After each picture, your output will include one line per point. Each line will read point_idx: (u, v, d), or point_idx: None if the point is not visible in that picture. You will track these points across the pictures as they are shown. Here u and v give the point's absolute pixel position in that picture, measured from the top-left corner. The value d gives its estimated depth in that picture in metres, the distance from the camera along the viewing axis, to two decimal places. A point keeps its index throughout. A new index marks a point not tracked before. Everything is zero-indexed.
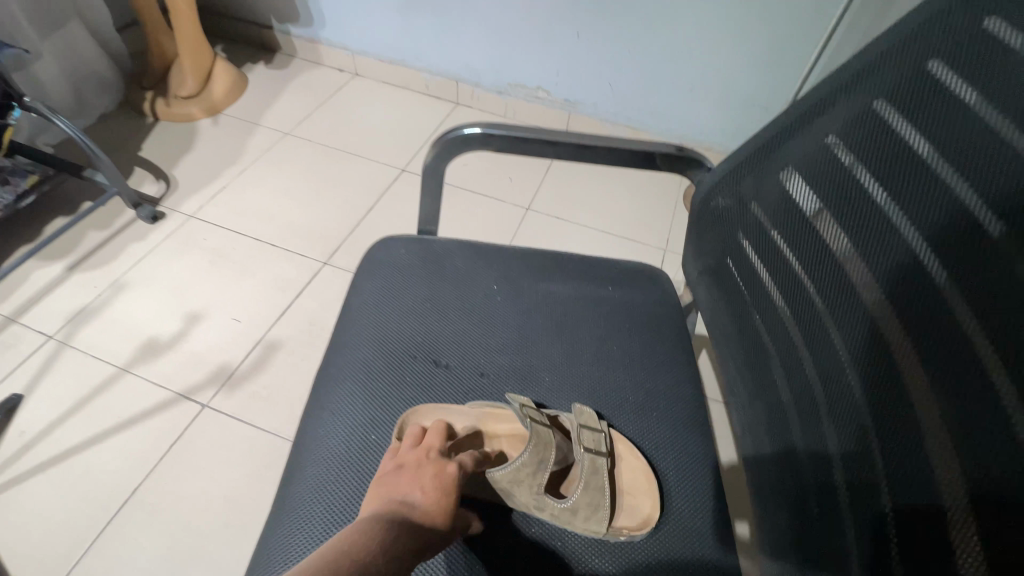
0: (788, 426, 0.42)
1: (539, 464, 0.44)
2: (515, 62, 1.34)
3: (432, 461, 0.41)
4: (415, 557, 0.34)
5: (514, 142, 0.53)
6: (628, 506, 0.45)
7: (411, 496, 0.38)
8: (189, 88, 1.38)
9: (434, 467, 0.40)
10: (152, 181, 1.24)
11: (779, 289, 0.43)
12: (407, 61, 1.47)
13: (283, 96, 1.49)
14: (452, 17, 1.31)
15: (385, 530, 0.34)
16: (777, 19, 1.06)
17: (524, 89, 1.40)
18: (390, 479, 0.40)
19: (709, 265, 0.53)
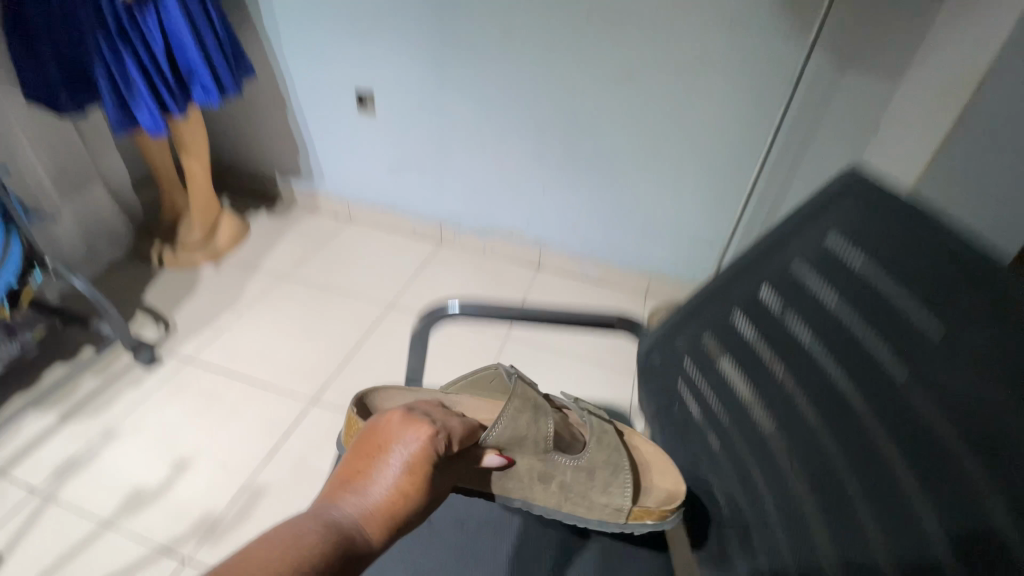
0: (754, 545, 0.51)
1: (539, 417, 0.53)
2: (493, 208, 1.52)
3: (405, 435, 0.42)
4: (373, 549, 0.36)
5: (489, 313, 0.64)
6: (654, 488, 0.59)
7: (375, 476, 0.39)
8: (196, 237, 1.52)
9: (407, 442, 0.41)
10: (153, 326, 1.33)
11: (726, 427, 0.55)
12: (396, 209, 1.65)
13: (281, 241, 1.63)
14: (436, 175, 1.51)
15: (334, 528, 0.35)
16: (712, 176, 1.25)
17: (501, 230, 1.56)
18: (364, 448, 0.41)
19: (660, 407, 0.63)
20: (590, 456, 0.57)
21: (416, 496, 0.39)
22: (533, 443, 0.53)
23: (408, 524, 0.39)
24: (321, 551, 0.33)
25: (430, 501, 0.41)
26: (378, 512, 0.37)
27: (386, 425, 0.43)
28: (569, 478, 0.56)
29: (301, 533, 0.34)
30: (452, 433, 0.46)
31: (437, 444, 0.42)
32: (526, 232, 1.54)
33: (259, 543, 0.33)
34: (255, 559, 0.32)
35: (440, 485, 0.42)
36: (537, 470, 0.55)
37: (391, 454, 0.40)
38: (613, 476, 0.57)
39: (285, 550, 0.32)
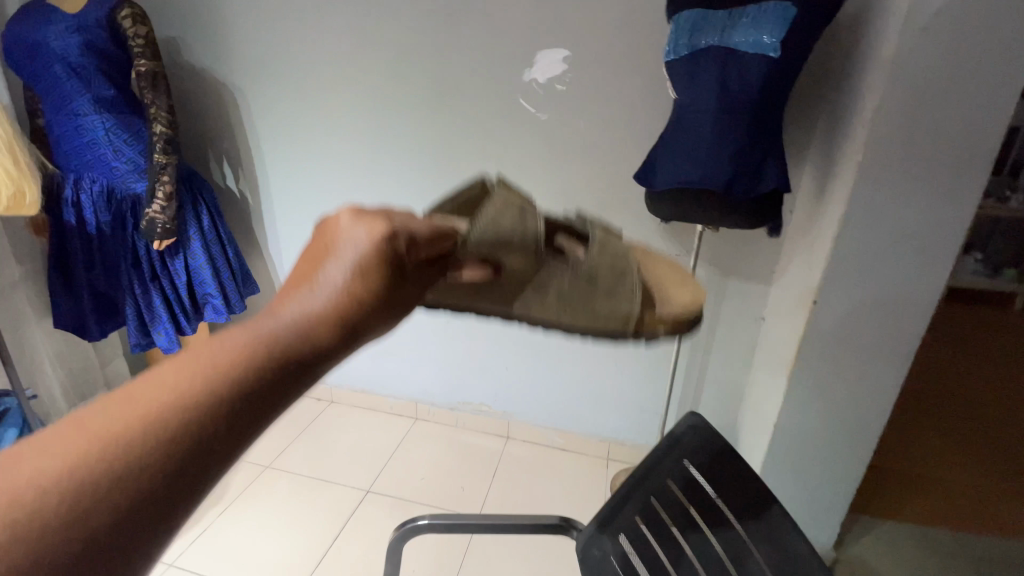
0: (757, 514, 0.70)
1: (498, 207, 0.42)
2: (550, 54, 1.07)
3: (352, 222, 0.29)
4: (356, 339, 0.26)
5: None
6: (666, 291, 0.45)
7: (317, 279, 0.26)
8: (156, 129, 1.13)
9: (352, 229, 0.28)
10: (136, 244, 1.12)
11: (731, 470, 0.74)
12: (401, 58, 1.20)
13: (275, 133, 1.37)
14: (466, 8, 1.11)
15: (271, 351, 0.23)
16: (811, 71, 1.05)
17: (556, 94, 1.14)
18: (305, 248, 0.29)
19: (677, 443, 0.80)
20: (591, 259, 0.45)
21: (356, 288, 0.27)
22: (505, 240, 0.42)
23: (363, 330, 0.27)
24: (207, 381, 0.21)
25: (385, 299, 0.28)
26: (312, 327, 0.25)
27: (334, 221, 0.29)
28: (554, 289, 0.45)
29: (188, 367, 0.22)
30: (426, 232, 0.32)
31: (371, 264, 0.28)
32: (588, 100, 1.13)
33: (132, 382, 0.21)
34: (19, 452, 0.19)
35: (408, 284, 0.30)
36: (530, 277, 0.45)
37: (333, 247, 0.28)
38: (618, 279, 0.44)
39: (156, 397, 0.21)
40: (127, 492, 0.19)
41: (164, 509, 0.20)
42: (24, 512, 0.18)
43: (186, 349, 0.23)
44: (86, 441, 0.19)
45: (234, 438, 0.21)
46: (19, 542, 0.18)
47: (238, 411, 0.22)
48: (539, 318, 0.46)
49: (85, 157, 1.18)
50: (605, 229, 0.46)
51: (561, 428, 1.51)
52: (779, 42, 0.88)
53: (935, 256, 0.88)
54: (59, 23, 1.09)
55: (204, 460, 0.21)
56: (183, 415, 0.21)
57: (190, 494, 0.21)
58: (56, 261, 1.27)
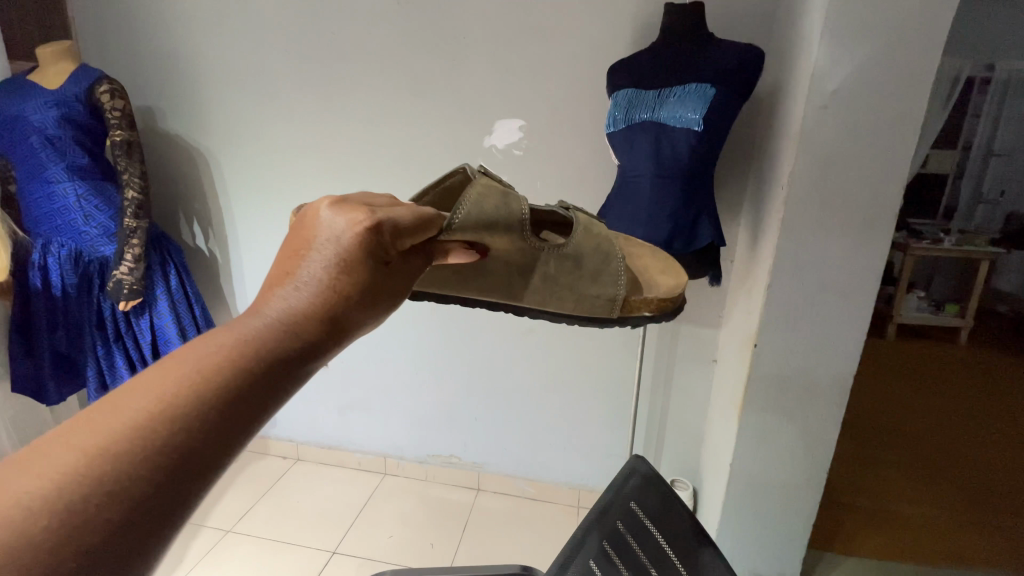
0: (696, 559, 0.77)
1: (507, 195, 0.59)
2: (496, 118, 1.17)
3: (333, 219, 0.36)
4: (340, 325, 0.33)
5: (554, 294, 0.66)
6: (656, 282, 0.71)
7: (310, 271, 0.33)
8: (130, 195, 1.17)
9: (333, 226, 0.36)
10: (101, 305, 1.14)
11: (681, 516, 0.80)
12: (358, 115, 1.26)
13: (236, 186, 1.40)
14: (418, 74, 1.19)
15: (259, 344, 0.29)
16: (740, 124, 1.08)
17: (505, 151, 1.21)
18: (293, 244, 0.36)
19: (634, 480, 0.84)
20: (575, 244, 0.65)
21: (344, 282, 0.34)
22: (511, 224, 0.59)
23: (349, 317, 0.33)
24: (224, 364, 0.27)
25: (371, 292, 0.35)
26: (304, 316, 0.31)
27: (316, 219, 0.37)
28: (554, 268, 0.64)
29: (204, 354, 0.27)
30: (399, 227, 0.40)
31: (371, 228, 0.37)
32: (535, 156, 1.20)
33: (152, 370, 0.27)
34: (71, 433, 0.24)
35: (386, 278, 0.37)
36: (533, 250, 0.62)
37: (318, 243, 0.35)
38: (604, 262, 0.66)
39: (185, 375, 0.26)
40: (168, 454, 0.24)
41: (201, 467, 0.25)
42: (85, 484, 0.22)
43: (199, 341, 0.28)
44: (126, 416, 0.24)
45: (251, 407, 0.27)
46: (79, 507, 0.22)
47: (252, 386, 0.27)
48: (552, 289, 0.66)
49: (54, 222, 1.19)
50: (586, 217, 0.67)
51: (530, 476, 1.54)
52: (702, 117, 0.91)
53: (860, 300, 0.84)
54: (36, 98, 1.13)
55: (227, 429, 0.26)
56: (207, 394, 0.26)
57: (220, 457, 0.26)
58: (17, 326, 1.27)
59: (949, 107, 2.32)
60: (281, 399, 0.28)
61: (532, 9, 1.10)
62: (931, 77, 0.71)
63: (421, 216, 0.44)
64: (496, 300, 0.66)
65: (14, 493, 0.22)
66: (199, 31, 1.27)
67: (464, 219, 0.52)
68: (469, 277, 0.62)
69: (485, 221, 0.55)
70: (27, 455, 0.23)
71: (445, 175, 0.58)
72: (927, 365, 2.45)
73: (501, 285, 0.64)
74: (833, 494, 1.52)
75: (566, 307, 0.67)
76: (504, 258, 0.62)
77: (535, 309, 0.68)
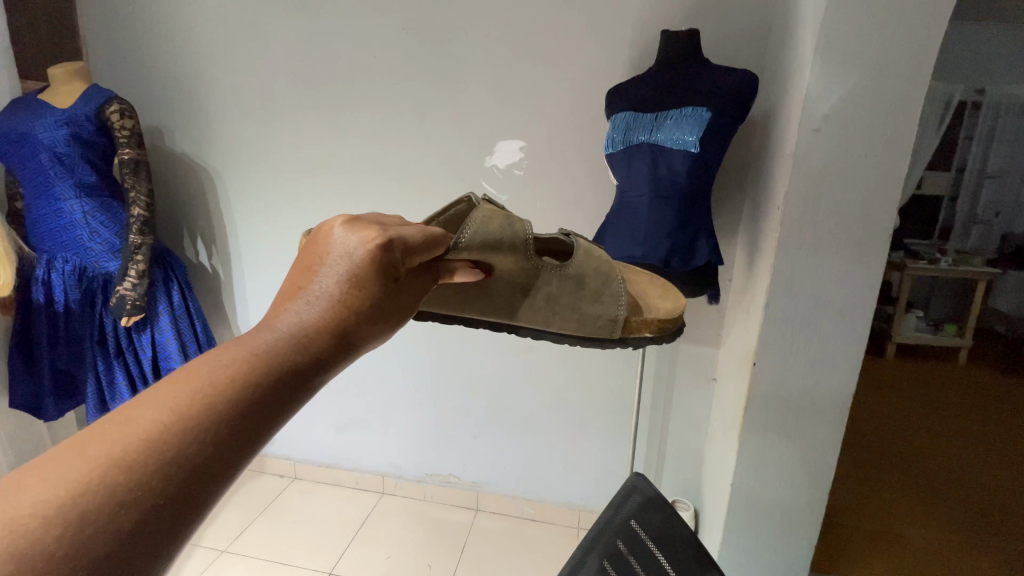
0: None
1: (511, 220, 0.60)
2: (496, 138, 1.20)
3: (345, 237, 0.38)
4: (349, 341, 0.34)
5: (556, 313, 0.67)
6: (657, 306, 0.74)
7: (323, 288, 0.35)
8: (135, 213, 1.19)
9: (346, 244, 0.37)
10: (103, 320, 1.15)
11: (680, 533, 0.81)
12: (362, 135, 1.29)
13: (240, 204, 1.42)
14: (421, 96, 1.23)
15: (269, 360, 0.30)
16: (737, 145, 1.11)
17: (504, 171, 1.24)
18: (306, 262, 0.37)
19: (633, 499, 0.85)
20: (576, 266, 0.68)
21: (354, 300, 0.35)
22: (515, 245, 0.61)
23: (359, 334, 0.35)
24: (236, 378, 0.28)
25: (379, 309, 0.37)
26: (314, 332, 0.32)
27: (329, 236, 0.38)
28: (556, 288, 0.67)
29: (218, 367, 0.28)
30: (408, 245, 0.41)
31: (384, 246, 0.38)
32: (534, 176, 1.23)
33: (166, 384, 0.28)
34: (88, 443, 0.25)
35: (395, 295, 0.39)
36: (535, 271, 0.65)
37: (330, 260, 0.36)
38: (604, 284, 0.70)
39: (200, 389, 0.27)
40: (179, 464, 0.25)
41: (210, 478, 0.26)
42: (99, 493, 0.23)
43: (213, 355, 0.30)
44: (141, 428, 0.25)
45: (260, 421, 0.28)
46: (93, 515, 0.23)
47: (263, 400, 0.28)
48: (554, 310, 0.67)
49: (60, 238, 1.21)
50: (585, 242, 0.70)
51: (530, 496, 1.53)
52: (697, 138, 0.93)
53: (858, 322, 0.85)
54: (47, 117, 1.15)
55: (236, 441, 0.27)
56: (219, 407, 0.27)
57: (229, 468, 0.27)
58: (17, 341, 1.27)
59: (943, 130, 2.36)
60: (290, 413, 0.30)
61: (534, 34, 1.14)
62: (918, 101, 0.74)
63: (429, 236, 0.45)
64: (499, 322, 0.67)
65: (30, 500, 0.22)
66: (210, 53, 1.31)
67: (470, 239, 0.54)
68: (474, 298, 0.63)
69: (491, 241, 0.57)
70: (47, 464, 0.24)
71: (450, 202, 0.60)
72: (927, 386, 2.45)
73: (504, 306, 0.65)
74: (835, 514, 1.51)
75: (568, 327, 0.69)
76: (509, 279, 0.63)
77: (537, 330, 0.69)
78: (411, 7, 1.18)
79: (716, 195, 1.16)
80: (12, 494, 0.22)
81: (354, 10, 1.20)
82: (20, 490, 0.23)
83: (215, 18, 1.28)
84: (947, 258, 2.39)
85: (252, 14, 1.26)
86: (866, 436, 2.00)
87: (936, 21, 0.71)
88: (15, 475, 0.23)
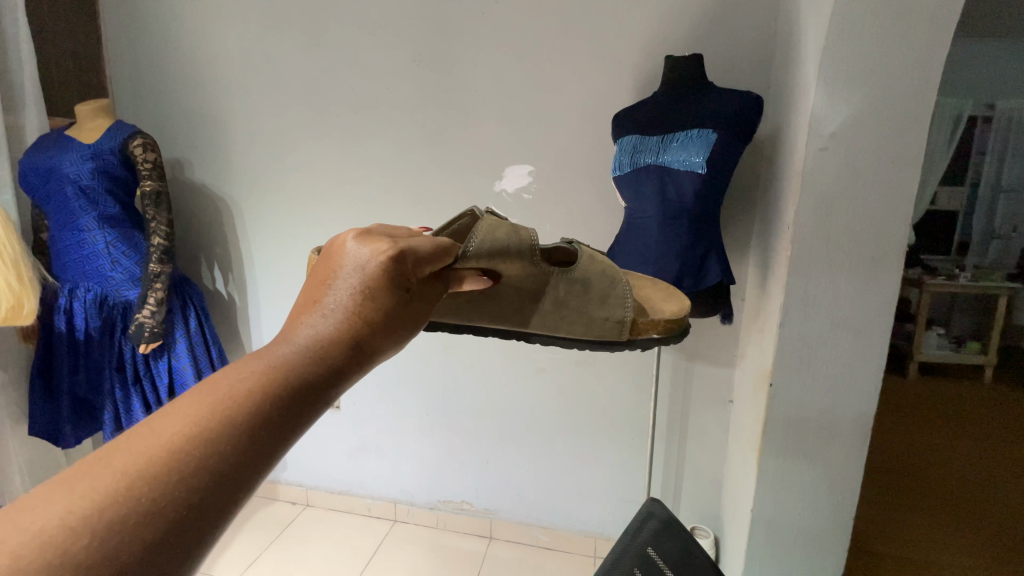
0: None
1: (514, 228, 0.62)
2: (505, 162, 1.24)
3: (357, 249, 0.39)
4: (365, 352, 0.35)
5: (567, 318, 0.68)
6: (665, 307, 0.74)
7: (337, 301, 0.36)
8: (158, 243, 1.23)
9: (358, 255, 0.38)
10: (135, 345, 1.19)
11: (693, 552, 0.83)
12: (375, 163, 1.32)
13: (256, 231, 1.45)
14: (432, 123, 1.26)
15: (289, 373, 0.31)
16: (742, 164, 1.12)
17: (513, 195, 1.26)
18: (319, 273, 0.38)
19: (652, 518, 0.89)
20: (582, 269, 0.68)
21: (368, 311, 0.36)
22: (521, 252, 0.63)
23: (373, 345, 0.36)
24: (255, 390, 0.29)
25: (392, 320, 0.38)
26: (331, 344, 0.33)
27: (342, 249, 0.39)
28: (564, 293, 0.67)
29: (236, 381, 0.29)
30: (418, 257, 0.42)
31: (397, 259, 0.39)
32: (543, 199, 1.24)
33: (187, 398, 0.29)
34: (113, 455, 0.26)
35: (407, 305, 0.40)
36: (543, 277, 0.66)
37: (344, 271, 0.37)
38: (611, 286, 0.70)
39: (220, 402, 0.28)
40: (202, 475, 0.26)
41: (232, 488, 0.27)
42: (125, 504, 0.24)
43: (230, 368, 0.31)
44: (164, 440, 0.26)
45: (278, 432, 0.29)
46: (119, 526, 0.24)
47: (282, 412, 0.29)
48: (562, 314, 0.68)
49: (82, 267, 1.24)
50: (590, 248, 0.71)
51: (544, 524, 1.49)
52: (705, 159, 0.94)
53: (875, 341, 0.84)
54: (73, 152, 1.19)
55: (256, 452, 0.28)
56: (238, 419, 0.28)
57: (249, 477, 0.28)
58: (38, 369, 1.30)
59: (954, 145, 2.35)
60: (307, 424, 0.31)
61: (540, 62, 1.17)
62: (924, 118, 0.75)
63: (439, 246, 0.46)
64: (509, 328, 0.68)
65: (58, 513, 0.24)
66: (229, 88, 1.36)
67: (478, 248, 0.57)
68: (483, 305, 0.64)
69: (496, 248, 0.59)
70: (72, 477, 0.25)
71: (455, 216, 0.61)
72: (952, 406, 2.38)
73: (513, 312, 0.65)
74: (863, 542, 1.46)
75: (577, 331, 0.69)
76: (517, 284, 0.64)
77: (546, 335, 0.69)
78: (422, 40, 1.22)
79: (725, 215, 1.16)
80: (43, 506, 0.24)
81: (367, 44, 1.25)
82: (49, 501, 0.24)
83: (235, 56, 1.34)
84: (966, 273, 2.35)
85: (269, 51, 1.31)
86: (891, 460, 1.94)
87: (937, 41, 0.72)
88: (44, 488, 0.25)
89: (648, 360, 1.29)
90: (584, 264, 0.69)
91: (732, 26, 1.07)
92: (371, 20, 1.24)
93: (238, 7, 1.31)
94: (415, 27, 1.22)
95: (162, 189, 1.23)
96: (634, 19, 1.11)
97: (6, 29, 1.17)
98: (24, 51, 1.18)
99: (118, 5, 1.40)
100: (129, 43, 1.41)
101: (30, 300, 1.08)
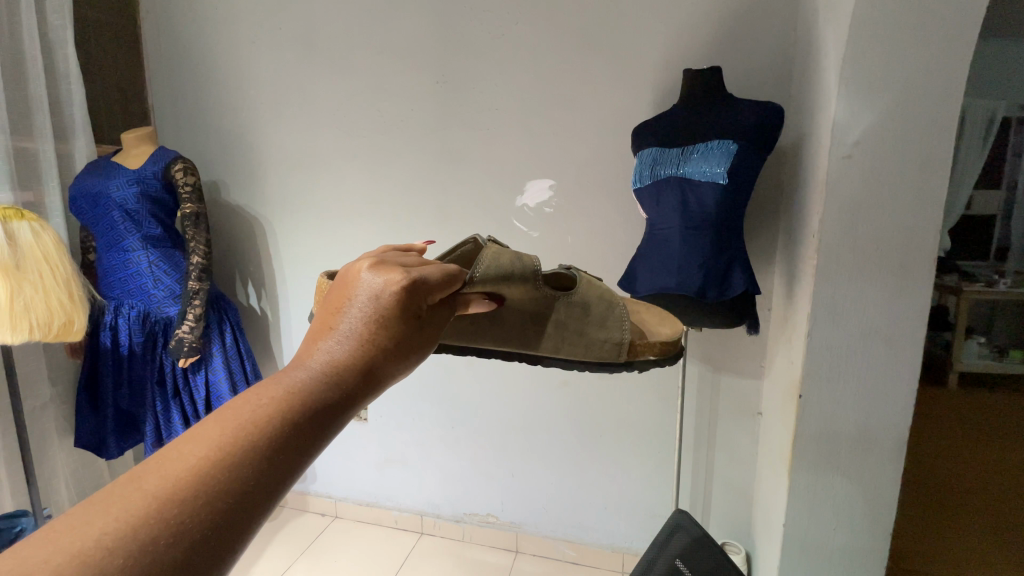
0: None
1: (517, 256, 0.65)
2: (526, 177, 1.27)
3: (371, 279, 0.42)
4: (373, 376, 0.38)
5: (568, 339, 0.70)
6: (666, 326, 0.76)
7: (350, 330, 0.39)
8: (196, 262, 1.28)
9: (372, 285, 0.41)
10: (183, 356, 1.26)
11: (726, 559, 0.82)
12: (401, 181, 1.37)
13: (288, 249, 1.52)
14: (454, 142, 1.31)
15: (304, 402, 0.34)
16: (765, 175, 1.13)
17: (534, 209, 1.28)
18: (335, 302, 0.42)
19: (678, 528, 0.90)
20: (581, 293, 0.71)
21: (379, 339, 0.40)
22: (525, 277, 0.66)
23: (382, 371, 0.39)
24: (275, 416, 0.33)
25: (402, 347, 0.41)
26: (343, 371, 0.37)
27: (356, 278, 0.42)
28: (564, 315, 0.70)
29: (258, 407, 0.33)
30: (429, 284, 0.45)
31: (410, 289, 0.42)
32: (564, 214, 1.26)
33: (213, 421, 0.32)
34: (146, 477, 0.29)
35: (417, 331, 0.43)
36: (543, 302, 0.68)
37: (358, 301, 0.41)
38: (609, 309, 0.72)
39: (241, 427, 0.32)
40: (225, 495, 0.29)
41: (253, 506, 0.30)
42: (156, 525, 0.27)
43: (251, 392, 0.34)
44: (193, 463, 0.30)
45: (296, 453, 0.32)
46: (149, 545, 0.27)
47: (297, 435, 0.33)
48: (563, 335, 0.70)
49: (127, 286, 1.31)
50: (587, 275, 0.74)
51: (570, 538, 1.49)
52: (726, 169, 0.96)
53: (909, 349, 0.83)
54: (118, 177, 1.26)
55: (275, 472, 0.31)
56: (257, 444, 0.31)
57: (269, 496, 0.31)
58: (85, 384, 1.37)
59: (987, 148, 2.25)
60: (321, 446, 0.34)
61: (558, 80, 1.21)
62: (948, 123, 0.75)
63: (448, 273, 0.49)
64: (513, 350, 0.69)
65: (96, 532, 0.26)
66: (262, 114, 1.44)
67: (484, 274, 0.60)
68: (486, 327, 0.66)
69: (501, 275, 0.62)
70: (108, 499, 0.28)
71: (458, 243, 0.65)
72: (996, 419, 2.28)
73: (516, 334, 0.68)
74: (900, 560, 1.39)
75: (577, 353, 0.70)
76: (521, 307, 0.67)
77: (549, 357, 0.71)
78: (444, 63, 1.27)
79: (747, 226, 1.17)
80: (83, 526, 0.27)
81: (393, 68, 1.31)
82: (88, 522, 0.27)
83: (268, 84, 1.41)
84: (1005, 280, 2.24)
85: (300, 79, 1.39)
86: (931, 475, 1.86)
87: (957, 46, 0.72)
88: (84, 508, 0.28)
89: (672, 372, 1.30)
90: (584, 289, 0.72)
91: (750, 41, 1.09)
92: (397, 44, 1.30)
93: (270, 38, 1.38)
94: (438, 50, 1.27)
95: (200, 212, 1.30)
96: (650, 36, 1.14)
97: (60, 65, 1.26)
98: (74, 84, 1.27)
99: (161, 42, 1.50)
100: (172, 76, 1.50)
101: (79, 318, 1.14)
